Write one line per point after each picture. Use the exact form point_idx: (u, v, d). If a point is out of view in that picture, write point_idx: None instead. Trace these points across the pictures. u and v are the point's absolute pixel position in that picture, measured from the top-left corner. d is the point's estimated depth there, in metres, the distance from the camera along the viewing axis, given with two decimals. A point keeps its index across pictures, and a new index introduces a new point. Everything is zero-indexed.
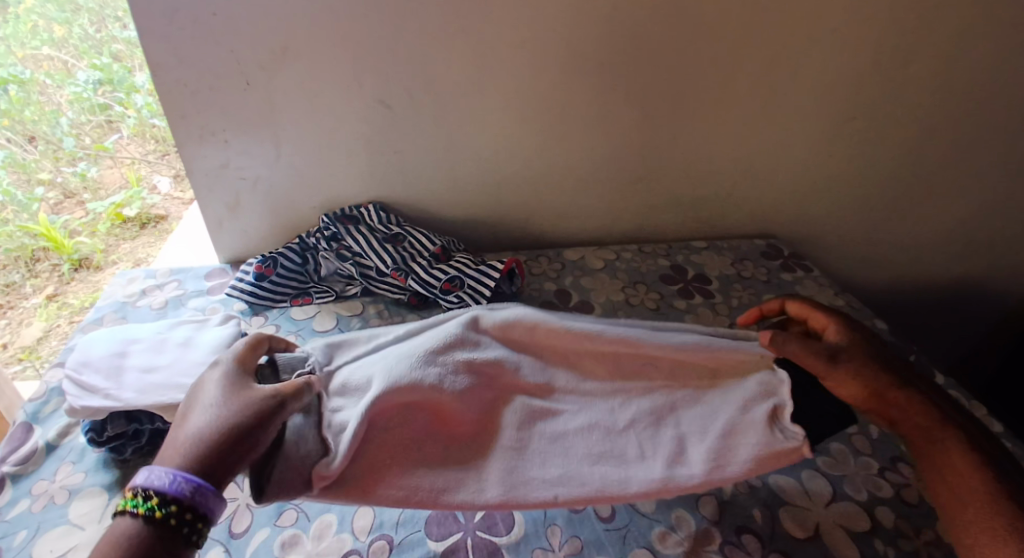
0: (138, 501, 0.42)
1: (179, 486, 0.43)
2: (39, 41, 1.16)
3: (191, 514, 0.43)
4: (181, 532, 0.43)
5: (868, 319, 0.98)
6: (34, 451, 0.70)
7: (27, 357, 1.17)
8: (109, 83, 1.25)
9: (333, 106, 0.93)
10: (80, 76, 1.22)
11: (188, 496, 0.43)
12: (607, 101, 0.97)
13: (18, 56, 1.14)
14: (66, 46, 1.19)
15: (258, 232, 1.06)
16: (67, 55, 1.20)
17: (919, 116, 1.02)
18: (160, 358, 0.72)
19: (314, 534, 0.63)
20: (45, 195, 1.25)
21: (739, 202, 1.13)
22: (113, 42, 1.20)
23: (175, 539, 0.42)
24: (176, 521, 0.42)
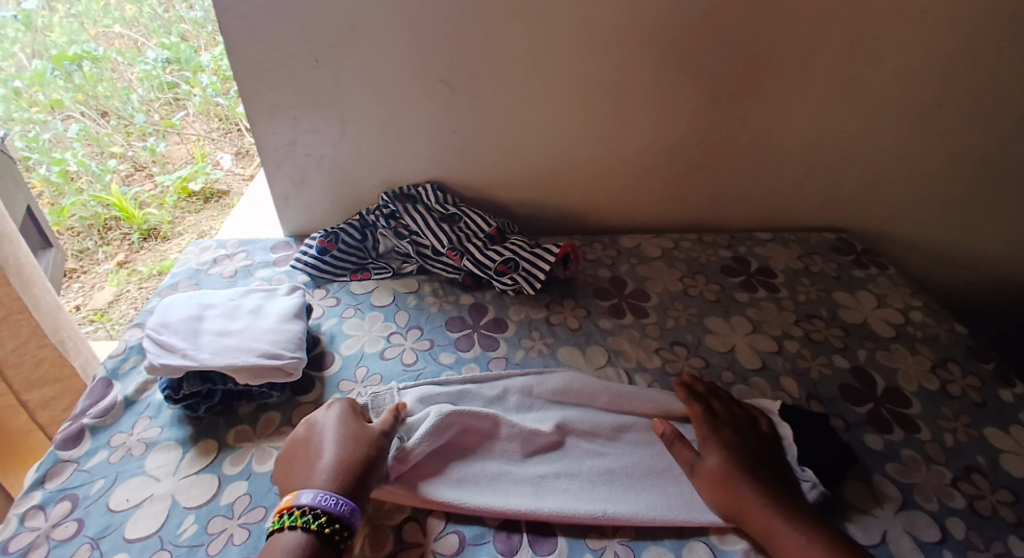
0: (295, 517, 0.55)
1: (341, 507, 0.56)
2: (111, 20, 1.39)
3: (342, 523, 0.56)
4: (336, 537, 0.55)
5: (946, 321, 0.92)
6: (113, 405, 0.74)
7: (100, 319, 1.23)
8: (177, 62, 1.45)
9: (398, 86, 0.94)
10: (150, 54, 1.43)
11: (339, 510, 0.56)
12: (673, 85, 0.95)
13: (91, 33, 1.37)
14: (137, 25, 1.42)
15: (321, 207, 1.09)
16: (138, 34, 1.43)
17: (1017, 107, 0.94)
18: (232, 323, 0.76)
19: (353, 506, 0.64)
20: (117, 166, 1.41)
21: (808, 194, 1.08)
22: (181, 22, 1.46)
23: (324, 545, 0.54)
24: (326, 528, 0.55)
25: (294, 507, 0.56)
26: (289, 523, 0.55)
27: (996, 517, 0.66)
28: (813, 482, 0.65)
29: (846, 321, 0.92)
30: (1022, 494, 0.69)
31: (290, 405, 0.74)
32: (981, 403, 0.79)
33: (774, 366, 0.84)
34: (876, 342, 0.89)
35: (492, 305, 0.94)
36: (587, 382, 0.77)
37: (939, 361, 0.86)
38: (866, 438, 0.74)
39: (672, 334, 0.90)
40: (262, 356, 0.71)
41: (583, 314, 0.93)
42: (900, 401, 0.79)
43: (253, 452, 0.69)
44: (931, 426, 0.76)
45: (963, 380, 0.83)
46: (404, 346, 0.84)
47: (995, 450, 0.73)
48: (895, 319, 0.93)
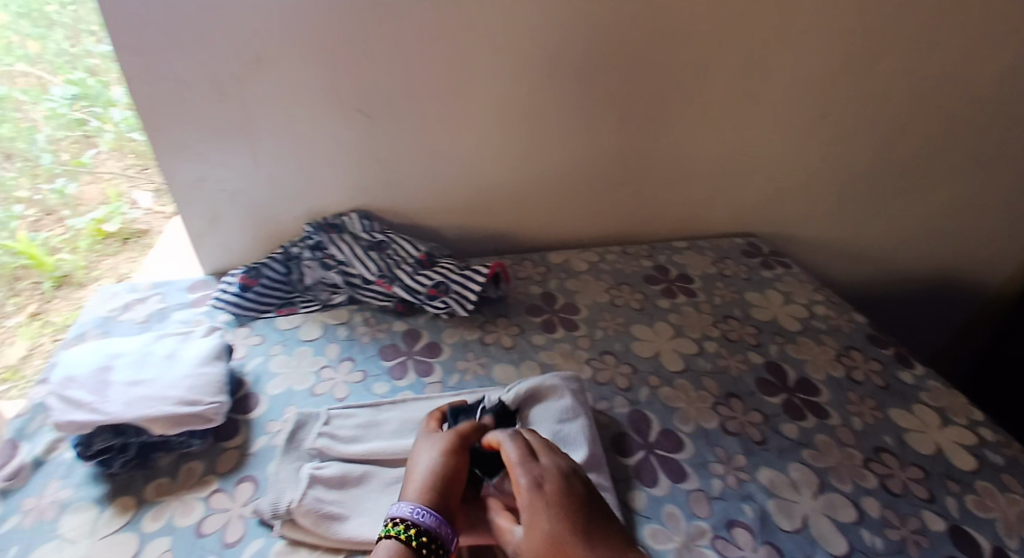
0: (403, 529, 0.55)
1: (428, 519, 0.56)
2: (13, 58, 1.29)
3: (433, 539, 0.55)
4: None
5: (847, 312, 1.01)
6: (19, 469, 0.69)
7: (11, 378, 1.12)
8: (85, 98, 1.32)
9: (314, 116, 0.94)
10: (56, 92, 1.32)
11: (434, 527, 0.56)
12: (584, 106, 0.99)
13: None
14: (42, 61, 1.30)
15: (242, 246, 1.06)
16: (43, 71, 1.30)
17: (886, 117, 1.05)
18: (145, 370, 0.73)
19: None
20: (24, 212, 1.30)
21: (718, 203, 1.15)
22: (87, 56, 1.28)
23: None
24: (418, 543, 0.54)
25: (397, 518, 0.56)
26: (391, 531, 0.55)
27: (907, 492, 0.72)
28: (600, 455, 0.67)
29: (758, 319, 0.99)
30: (928, 468, 0.75)
31: (214, 453, 0.71)
32: (884, 387, 0.87)
33: (696, 367, 0.89)
34: (787, 337, 0.95)
35: (426, 329, 0.94)
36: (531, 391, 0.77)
37: (843, 350, 0.93)
38: (784, 428, 0.80)
39: (601, 343, 0.93)
40: (177, 405, 0.69)
41: (515, 332, 0.94)
42: (811, 390, 0.86)
43: (175, 506, 0.65)
44: (840, 411, 0.82)
45: (866, 365, 0.90)
46: (335, 380, 0.82)
47: (901, 429, 0.80)
48: (803, 314, 1.00)
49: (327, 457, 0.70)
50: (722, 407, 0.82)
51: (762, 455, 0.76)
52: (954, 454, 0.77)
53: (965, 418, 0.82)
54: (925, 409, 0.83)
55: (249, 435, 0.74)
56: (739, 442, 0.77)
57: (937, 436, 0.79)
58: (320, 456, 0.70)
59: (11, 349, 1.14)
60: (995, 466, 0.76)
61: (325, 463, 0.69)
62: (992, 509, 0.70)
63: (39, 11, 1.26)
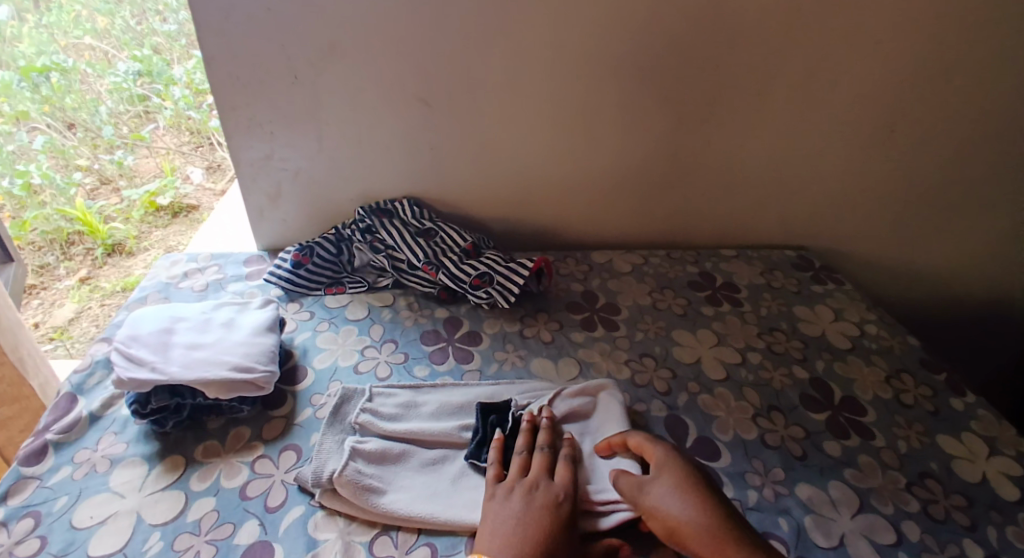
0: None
1: None
2: (81, 31, 1.30)
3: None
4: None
5: (900, 334, 0.97)
6: (77, 421, 0.73)
7: (60, 336, 1.24)
8: (148, 75, 1.37)
9: (374, 102, 0.96)
10: (120, 66, 1.35)
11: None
12: (641, 107, 0.99)
13: (60, 45, 1.29)
14: (108, 36, 1.33)
15: (296, 221, 1.09)
16: (109, 46, 1.34)
17: (956, 136, 1.01)
18: (203, 336, 0.76)
19: (312, 527, 0.62)
20: (82, 180, 1.36)
21: (769, 213, 1.13)
22: (154, 34, 1.36)
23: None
24: None
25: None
26: None
27: (950, 520, 0.69)
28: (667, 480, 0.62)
29: (805, 334, 0.96)
30: (973, 498, 0.72)
31: (261, 420, 0.74)
32: (933, 412, 0.84)
33: (739, 377, 0.87)
34: (834, 353, 0.93)
35: (467, 318, 0.95)
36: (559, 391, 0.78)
37: (893, 372, 0.90)
38: (826, 445, 0.78)
39: (641, 345, 0.92)
40: (233, 370, 0.71)
41: (555, 328, 0.95)
42: (856, 409, 0.83)
43: (221, 468, 0.68)
44: (885, 433, 0.80)
45: (916, 389, 0.87)
46: (378, 359, 0.84)
47: (948, 457, 0.77)
48: (852, 332, 0.97)
49: (370, 432, 0.71)
50: (762, 420, 0.81)
51: (801, 471, 0.74)
52: (1002, 485, 0.74)
53: (1015, 449, 0.78)
54: (975, 437, 0.80)
55: (295, 405, 0.76)
56: (778, 456, 0.76)
57: (985, 466, 0.76)
58: (363, 432, 0.71)
59: (61, 310, 1.24)
60: None
61: (366, 439, 0.70)
62: None
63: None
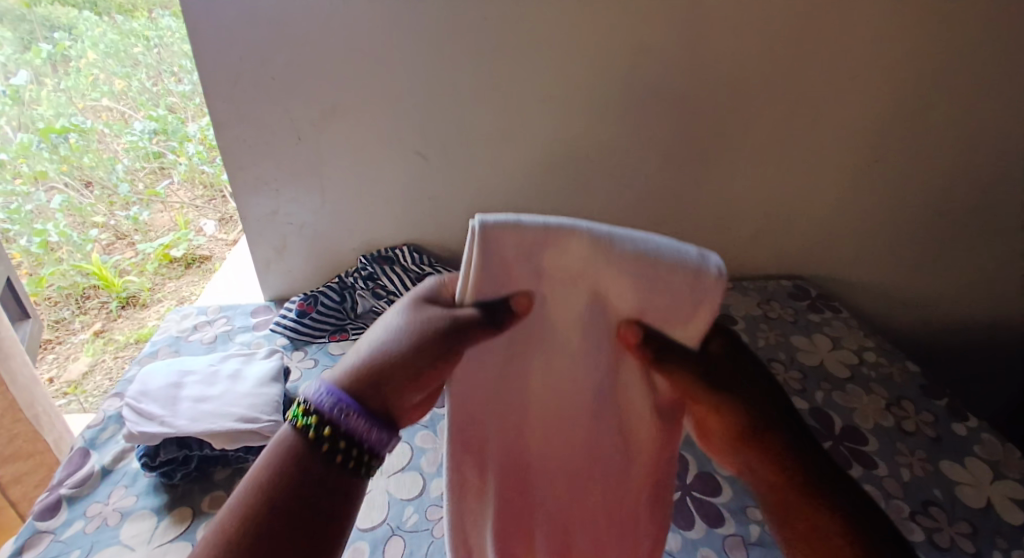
0: (301, 413, 0.44)
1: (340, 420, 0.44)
2: (99, 93, 1.37)
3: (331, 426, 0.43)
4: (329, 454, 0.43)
5: (898, 361, 0.98)
6: (90, 474, 0.75)
7: (74, 391, 1.28)
8: (163, 133, 1.44)
9: (374, 157, 1.01)
10: (137, 126, 1.42)
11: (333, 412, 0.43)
12: (629, 150, 1.03)
13: (78, 106, 1.34)
14: (125, 98, 1.40)
15: (301, 272, 1.13)
16: (126, 107, 1.41)
17: (939, 165, 1.04)
18: (210, 388, 0.78)
19: None
20: (98, 236, 1.39)
21: (763, 245, 1.15)
22: (168, 94, 1.42)
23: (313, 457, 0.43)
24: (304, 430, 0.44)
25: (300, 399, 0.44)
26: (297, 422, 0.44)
27: (957, 547, 0.69)
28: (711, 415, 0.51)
29: (803, 363, 0.97)
30: (980, 525, 0.71)
31: None
32: (936, 438, 0.83)
33: None
34: (832, 383, 0.93)
35: None
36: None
37: (893, 399, 0.90)
38: None
39: None
40: (239, 421, 0.73)
41: None
42: (857, 438, 0.83)
43: None
44: (888, 462, 0.80)
45: (917, 415, 0.87)
46: None
47: (953, 483, 0.77)
48: (849, 360, 0.98)
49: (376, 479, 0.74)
50: None
51: None
52: (1009, 511, 0.73)
53: (1021, 472, 0.78)
54: (980, 463, 0.79)
55: None
56: None
57: (991, 491, 0.75)
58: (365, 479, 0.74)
59: (75, 364, 1.29)
60: None
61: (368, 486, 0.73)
62: None
63: (125, 51, 1.37)
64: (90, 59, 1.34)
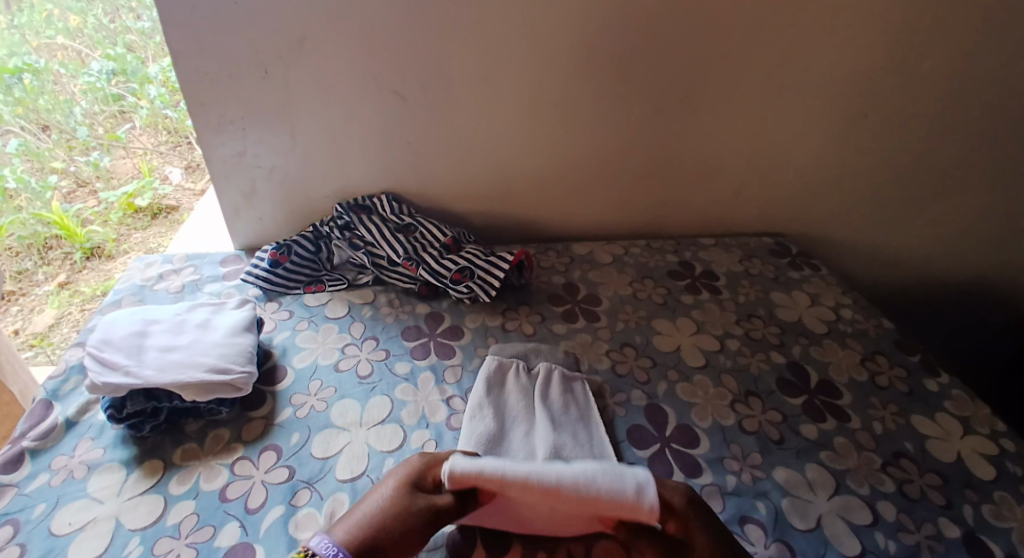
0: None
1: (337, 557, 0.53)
2: (53, 30, 1.17)
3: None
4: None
5: (874, 317, 0.99)
6: (53, 427, 0.72)
7: (39, 343, 1.17)
8: (123, 74, 1.26)
9: (349, 96, 0.95)
10: (94, 65, 1.23)
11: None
12: (617, 97, 0.99)
13: (32, 45, 1.15)
14: (81, 36, 1.21)
15: (273, 220, 1.08)
16: (82, 45, 1.22)
17: (929, 120, 1.03)
18: (178, 338, 0.75)
19: (294, 524, 0.62)
20: (58, 184, 1.24)
21: (747, 201, 1.14)
22: (128, 32, 1.25)
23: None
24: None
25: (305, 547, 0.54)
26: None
27: (925, 499, 0.71)
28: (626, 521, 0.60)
29: (783, 319, 0.98)
30: (948, 476, 0.74)
31: (240, 421, 0.73)
32: (908, 393, 0.85)
33: (717, 363, 0.88)
34: (810, 338, 0.94)
35: (448, 313, 0.95)
36: (548, 408, 0.76)
37: (868, 354, 0.92)
38: (802, 428, 0.79)
39: (622, 335, 0.93)
40: (209, 372, 0.70)
41: (537, 320, 0.95)
42: (832, 392, 0.85)
43: (200, 471, 0.67)
44: (861, 415, 0.82)
45: (890, 371, 0.89)
46: (359, 357, 0.84)
47: (923, 437, 0.79)
48: (828, 316, 0.99)
49: (355, 429, 0.73)
50: (740, 405, 0.82)
51: (779, 454, 0.75)
52: (974, 464, 0.76)
53: (989, 428, 0.80)
54: (949, 417, 0.82)
55: (274, 405, 0.76)
56: (756, 440, 0.77)
57: (960, 445, 0.78)
58: (344, 432, 0.72)
59: (40, 316, 1.18)
60: (1015, 477, 0.74)
61: (348, 439, 0.71)
62: (1008, 518, 0.70)
63: None
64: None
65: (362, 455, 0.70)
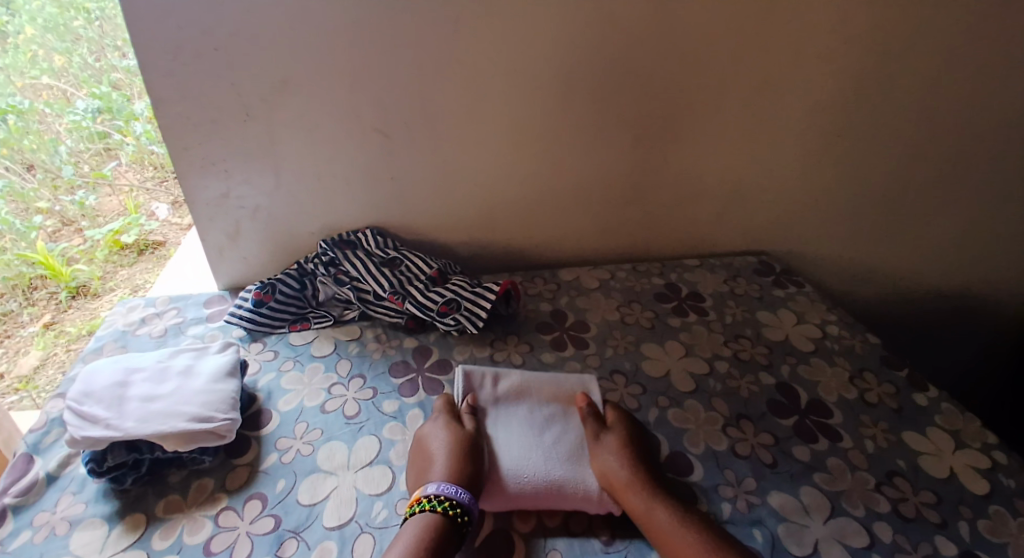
0: (434, 502, 0.63)
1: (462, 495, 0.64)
2: (38, 70, 1.15)
3: (467, 512, 0.64)
4: (463, 529, 0.63)
5: (861, 333, 1.00)
6: (34, 482, 0.70)
7: (24, 388, 1.11)
8: (108, 112, 1.25)
9: (331, 135, 0.95)
10: (79, 104, 1.21)
11: (466, 502, 0.64)
12: (598, 126, 1.00)
13: (16, 86, 1.13)
14: (66, 75, 1.19)
15: (257, 259, 1.08)
16: (66, 84, 1.20)
17: (902, 138, 1.05)
18: (159, 387, 0.73)
19: None
20: (43, 223, 1.21)
21: (730, 221, 1.15)
22: (114, 71, 1.23)
23: (451, 529, 0.62)
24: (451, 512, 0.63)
25: (424, 497, 0.64)
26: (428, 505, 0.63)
27: (921, 518, 0.71)
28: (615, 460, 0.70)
29: (770, 339, 0.98)
30: (942, 494, 0.73)
31: (225, 469, 0.72)
32: (898, 410, 0.85)
33: (707, 387, 0.88)
34: (798, 357, 0.94)
35: (436, 346, 0.94)
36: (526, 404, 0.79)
37: (857, 372, 0.92)
38: (795, 451, 0.78)
39: (611, 362, 0.92)
40: (192, 421, 0.69)
41: (526, 350, 0.94)
42: (823, 412, 0.85)
43: (185, 523, 0.66)
44: (852, 434, 0.81)
45: (880, 388, 0.89)
46: (346, 397, 0.83)
47: (915, 454, 0.79)
48: (814, 334, 0.99)
49: (342, 473, 0.71)
50: (731, 429, 0.81)
51: (773, 479, 0.74)
52: (967, 479, 0.75)
53: (980, 442, 0.80)
54: (939, 433, 0.82)
55: (259, 451, 0.74)
56: (750, 465, 0.76)
57: (951, 460, 0.78)
58: (330, 477, 0.71)
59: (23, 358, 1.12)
60: (1008, 491, 0.74)
61: (335, 484, 0.70)
62: (1004, 534, 0.69)
63: (64, 25, 1.15)
64: (26, 33, 1.12)
65: (350, 499, 0.68)
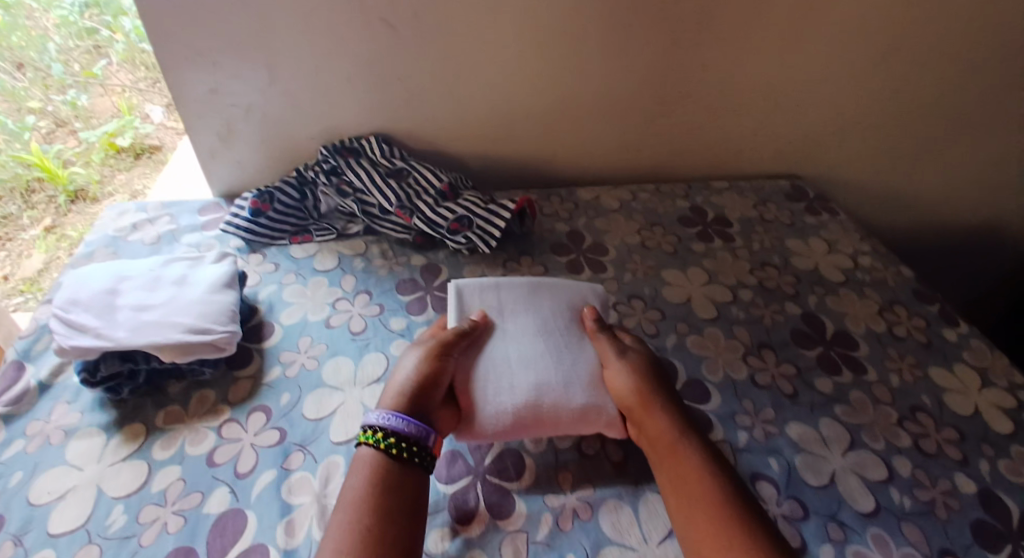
0: (380, 437, 0.57)
1: (389, 421, 0.58)
2: None
3: (410, 441, 0.58)
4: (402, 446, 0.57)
5: (894, 265, 0.94)
6: (26, 391, 0.68)
7: (29, 290, 1.08)
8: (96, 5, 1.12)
9: (329, 24, 0.85)
10: None
11: (396, 426, 0.58)
12: (628, 26, 0.89)
13: None
14: None
15: (253, 164, 1.00)
16: None
17: (966, 52, 0.94)
18: (153, 296, 0.69)
19: (285, 489, 0.59)
20: (37, 124, 1.13)
21: (765, 141, 1.06)
22: None
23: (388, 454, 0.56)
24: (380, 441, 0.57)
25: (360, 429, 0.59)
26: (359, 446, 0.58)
27: (941, 454, 0.68)
28: (642, 364, 0.67)
29: (798, 268, 0.92)
30: (965, 432, 0.71)
31: (226, 382, 0.69)
32: (926, 344, 0.81)
33: (730, 315, 0.84)
34: (826, 288, 0.89)
35: (446, 265, 0.89)
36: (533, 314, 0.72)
37: (886, 305, 0.87)
38: (817, 382, 0.75)
39: (630, 287, 0.87)
40: (188, 332, 0.66)
41: (540, 272, 0.89)
42: (849, 343, 0.81)
43: (186, 434, 0.64)
44: (878, 367, 0.78)
45: (909, 322, 0.85)
46: (351, 313, 0.79)
47: (941, 390, 0.76)
48: (845, 265, 0.93)
49: (346, 389, 0.69)
50: (753, 359, 0.78)
51: (792, 410, 0.72)
52: (993, 418, 0.73)
53: (1007, 380, 0.77)
54: (967, 369, 0.78)
55: (262, 363, 0.71)
56: (769, 396, 0.73)
57: (977, 398, 0.75)
58: (336, 392, 0.68)
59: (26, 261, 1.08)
60: None
61: (340, 399, 0.68)
62: None
63: None
64: None
65: (354, 414, 0.66)
